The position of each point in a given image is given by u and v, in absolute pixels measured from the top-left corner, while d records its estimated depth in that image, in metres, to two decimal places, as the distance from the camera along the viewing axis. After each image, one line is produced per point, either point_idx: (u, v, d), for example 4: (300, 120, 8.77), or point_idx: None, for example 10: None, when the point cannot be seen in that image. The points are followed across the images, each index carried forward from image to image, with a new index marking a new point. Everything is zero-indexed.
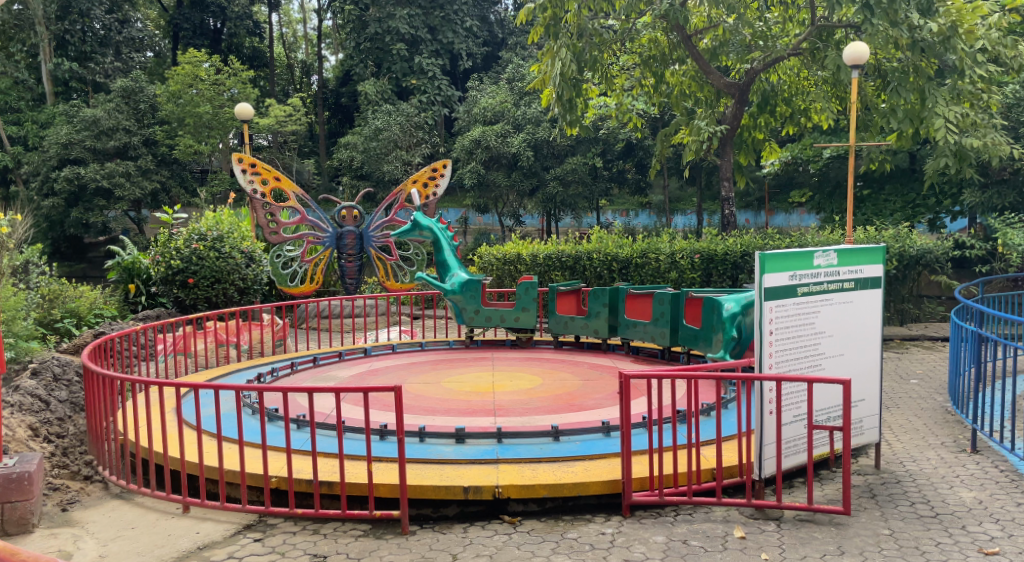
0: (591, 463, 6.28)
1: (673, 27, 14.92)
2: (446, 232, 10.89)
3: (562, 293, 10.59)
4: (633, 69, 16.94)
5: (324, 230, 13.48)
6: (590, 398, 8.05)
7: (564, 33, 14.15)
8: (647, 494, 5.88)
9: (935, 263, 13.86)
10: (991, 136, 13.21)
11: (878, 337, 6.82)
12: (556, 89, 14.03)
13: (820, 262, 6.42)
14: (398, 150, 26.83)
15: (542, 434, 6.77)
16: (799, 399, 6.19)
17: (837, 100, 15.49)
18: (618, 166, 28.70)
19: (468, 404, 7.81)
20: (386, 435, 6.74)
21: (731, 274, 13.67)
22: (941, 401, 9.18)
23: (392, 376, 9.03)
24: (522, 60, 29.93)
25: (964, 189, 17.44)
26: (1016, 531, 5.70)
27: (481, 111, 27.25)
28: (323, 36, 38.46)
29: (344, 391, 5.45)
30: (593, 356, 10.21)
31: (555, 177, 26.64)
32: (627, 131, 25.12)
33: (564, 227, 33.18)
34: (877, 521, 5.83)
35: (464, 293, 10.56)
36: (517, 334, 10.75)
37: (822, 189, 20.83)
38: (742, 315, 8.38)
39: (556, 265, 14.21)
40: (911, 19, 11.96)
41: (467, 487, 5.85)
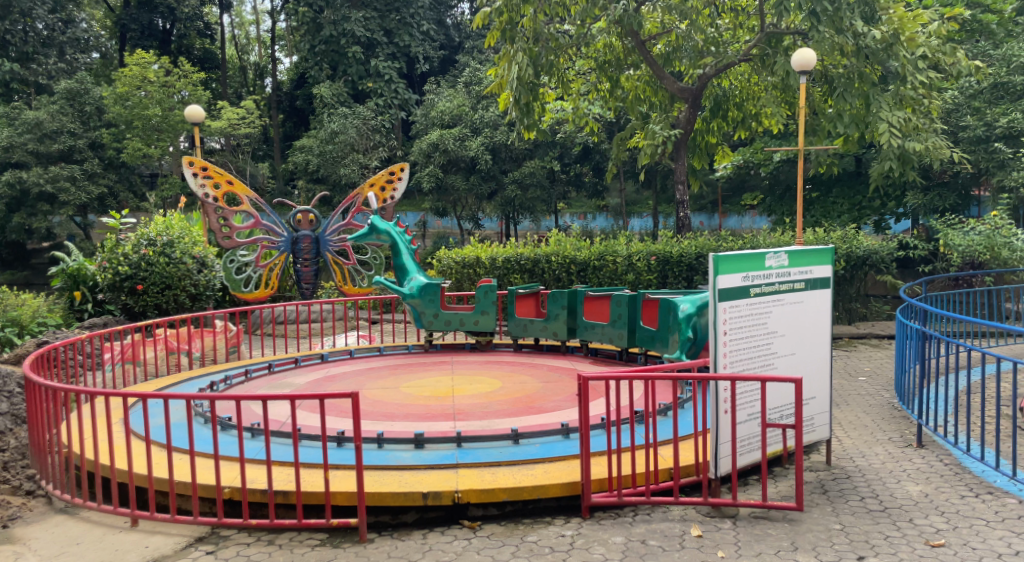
0: (551, 466, 6.36)
1: (628, 33, 15.09)
2: (403, 237, 10.88)
3: (521, 296, 10.63)
4: (588, 74, 17.12)
5: (279, 234, 13.39)
6: (549, 400, 8.13)
7: (520, 38, 14.29)
8: (605, 496, 5.98)
9: (880, 264, 14.20)
10: (933, 140, 13.56)
11: (828, 336, 7.01)
12: (513, 94, 14.22)
13: (772, 264, 6.58)
14: (354, 153, 26.68)
15: (502, 437, 6.84)
16: (753, 398, 6.34)
17: (786, 106, 15.81)
18: (575, 169, 29.00)
19: (427, 409, 7.83)
20: (343, 442, 6.75)
21: (687, 276, 14.10)
22: (889, 397, 9.43)
23: (349, 382, 9.02)
24: (478, 64, 30.16)
25: (906, 192, 18.05)
26: (961, 523, 5.90)
27: (439, 114, 27.14)
28: (277, 38, 38.13)
29: (299, 398, 5.41)
30: (552, 359, 10.29)
31: (513, 180, 26.76)
32: (583, 135, 25.46)
33: (522, 230, 33.45)
34: (828, 516, 6.01)
35: (423, 297, 10.53)
36: (477, 338, 10.79)
37: (773, 193, 21.27)
38: (697, 316, 8.50)
39: (514, 269, 14.21)
40: (855, 27, 12.32)
41: (427, 492, 5.88)
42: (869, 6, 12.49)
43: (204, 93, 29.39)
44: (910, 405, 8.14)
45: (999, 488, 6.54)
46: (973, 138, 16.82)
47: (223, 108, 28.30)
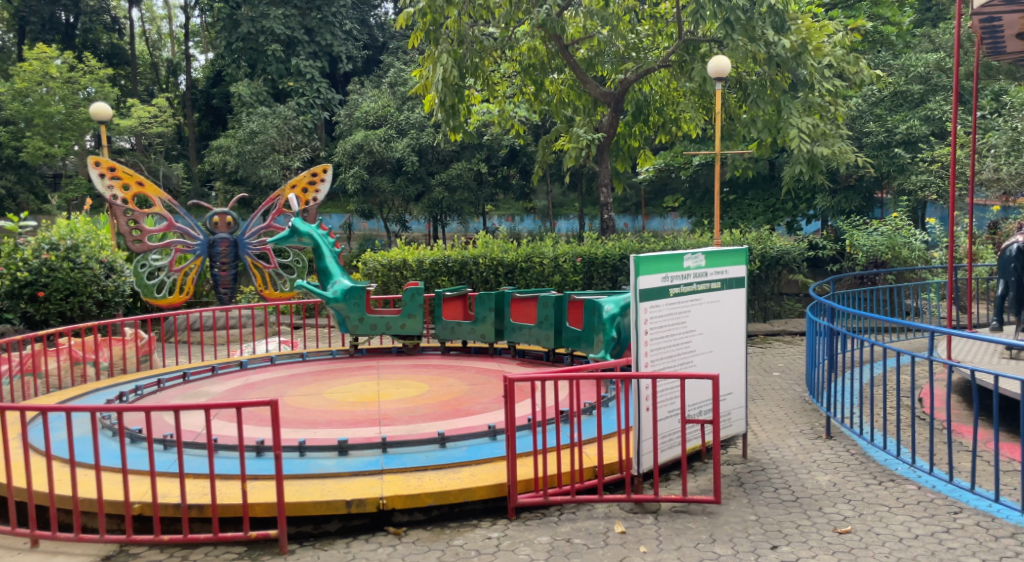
0: (478, 468, 6.45)
1: (550, 37, 15.26)
2: (326, 239, 10.80)
3: (449, 298, 10.66)
4: (513, 76, 17.19)
5: (195, 237, 12.98)
6: (476, 403, 8.21)
7: (444, 40, 14.31)
8: (531, 496, 6.10)
9: (793, 263, 14.78)
10: (839, 145, 14.17)
11: (744, 333, 7.30)
12: (438, 96, 14.28)
13: (690, 264, 6.80)
14: (275, 154, 26.18)
15: (428, 441, 6.87)
16: (673, 396, 6.56)
17: (704, 110, 16.27)
18: (502, 172, 29.21)
19: (352, 415, 7.82)
20: (262, 452, 6.71)
21: (611, 277, 14.44)
22: (800, 391, 9.84)
23: (269, 389, 8.93)
24: (403, 65, 30.07)
25: (816, 194, 18.86)
26: (866, 510, 6.23)
27: (363, 115, 26.89)
28: (191, 35, 37.10)
29: (215, 407, 5.36)
30: (481, 361, 10.38)
31: (440, 182, 26.75)
32: (510, 137, 25.70)
33: (449, 233, 33.56)
34: (744, 508, 6.26)
35: (347, 301, 10.46)
36: (404, 342, 10.80)
37: (693, 195, 21.84)
38: (620, 316, 8.76)
39: (442, 271, 14.08)
40: (766, 36, 12.79)
41: (350, 500, 5.90)
42: (779, 16, 12.96)
43: (111, 90, 28.38)
44: (820, 399, 8.51)
45: (900, 475, 6.92)
46: (875, 143, 17.73)
47: (134, 106, 27.32)
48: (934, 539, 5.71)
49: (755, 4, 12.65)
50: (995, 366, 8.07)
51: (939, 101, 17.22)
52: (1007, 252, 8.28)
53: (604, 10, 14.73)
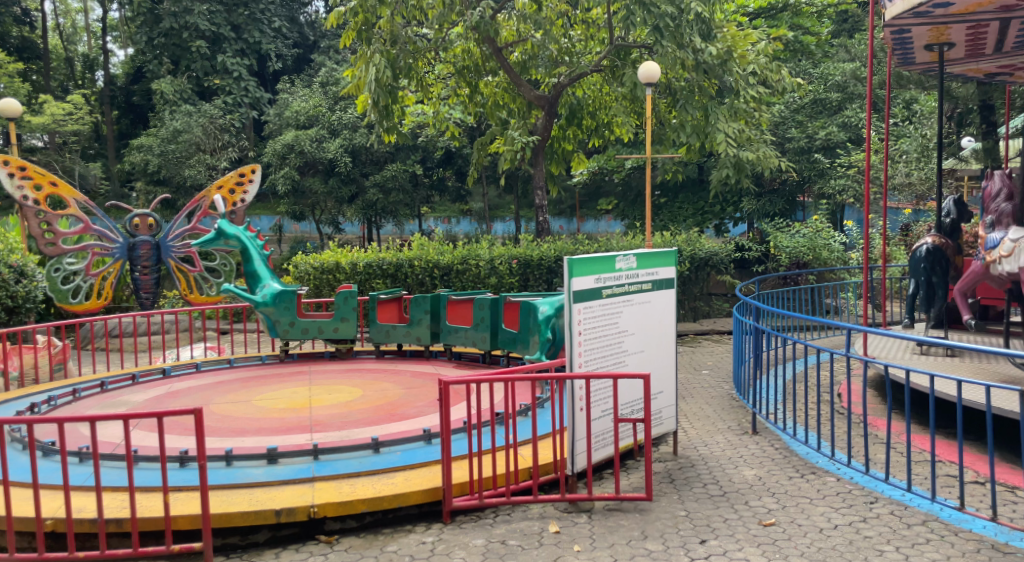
0: (412, 473, 6.48)
1: (485, 40, 15.31)
2: (254, 241, 10.66)
3: (383, 302, 10.61)
4: (448, 78, 17.23)
5: (113, 240, 12.66)
6: (412, 406, 8.24)
7: (377, 40, 14.27)
8: (466, 499, 6.17)
9: (721, 265, 15.21)
10: (763, 150, 14.67)
11: (674, 333, 7.50)
12: (371, 96, 14.01)
13: (621, 265, 6.97)
14: (200, 153, 25.60)
15: (361, 447, 6.88)
16: (605, 396, 6.71)
17: (635, 115, 16.62)
18: (437, 173, 29.22)
19: (282, 422, 7.77)
20: (186, 462, 6.61)
21: (547, 278, 14.59)
22: (728, 389, 10.14)
23: (194, 397, 8.78)
24: (335, 64, 29.89)
25: (742, 198, 19.44)
26: (789, 502, 6.47)
27: (294, 115, 26.56)
28: (109, 29, 35.97)
29: (133, 418, 5.27)
30: (416, 364, 10.38)
31: (374, 184, 26.58)
32: (445, 139, 25.75)
33: (385, 235, 33.40)
34: (675, 504, 6.45)
35: (277, 305, 10.36)
36: (337, 346, 10.74)
37: (625, 198, 22.21)
38: (555, 317, 8.91)
39: (377, 273, 13.94)
40: (694, 43, 13.09)
41: (280, 509, 5.87)
42: (706, 24, 13.28)
43: (22, 87, 27.36)
44: (746, 395, 8.78)
45: (822, 467, 7.20)
46: (797, 148, 18.35)
47: (47, 103, 26.31)
48: (852, 529, 5.97)
49: (683, 11, 12.95)
50: (907, 361, 8.48)
51: (855, 108, 18.05)
52: (917, 253, 8.70)
53: (537, 13, 14.95)
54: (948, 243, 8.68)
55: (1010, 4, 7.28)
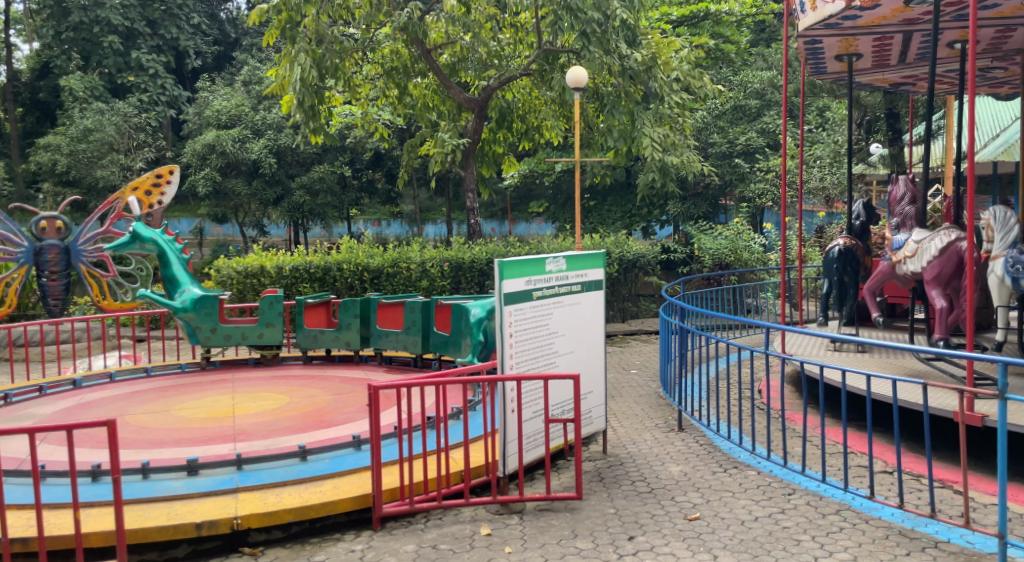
0: (341, 480, 6.48)
1: (413, 41, 15.23)
2: (172, 245, 10.38)
3: (310, 306, 10.48)
4: (375, 78, 17.03)
5: (18, 244, 12.39)
6: (340, 413, 8.22)
7: (302, 38, 13.85)
8: (397, 505, 6.20)
9: (648, 266, 15.56)
10: (686, 155, 15.08)
11: (602, 334, 7.67)
12: (297, 96, 13.79)
13: (551, 268, 7.10)
14: (113, 153, 24.67)
15: (288, 456, 6.84)
16: (537, 397, 6.82)
17: (564, 119, 16.86)
18: (367, 175, 29.12)
19: (204, 432, 7.66)
20: (98, 476, 6.48)
21: (479, 281, 14.66)
22: (655, 387, 10.39)
23: (109, 408, 8.57)
24: (258, 63, 29.48)
25: (668, 201, 19.95)
26: (713, 496, 6.69)
27: (214, 113, 25.84)
28: (14, 22, 34.48)
29: (41, 432, 5.13)
30: (345, 369, 10.31)
31: (301, 185, 26.15)
32: (374, 140, 25.59)
33: (312, 238, 33.05)
34: (604, 502, 6.61)
35: (197, 311, 10.15)
36: (262, 353, 10.59)
37: (556, 201, 22.50)
38: (487, 320, 8.93)
39: (304, 277, 13.74)
40: (620, 49, 13.40)
41: (200, 522, 5.80)
42: (631, 31, 13.58)
43: None
44: (673, 394, 9.00)
45: (743, 462, 7.46)
46: (719, 153, 18.96)
47: None
48: (771, 520, 6.21)
49: (609, 18, 13.15)
50: (824, 359, 8.83)
51: (772, 115, 18.83)
52: (831, 254, 9.08)
53: (466, 16, 15.03)
54: (858, 245, 9.10)
55: (913, 18, 7.67)
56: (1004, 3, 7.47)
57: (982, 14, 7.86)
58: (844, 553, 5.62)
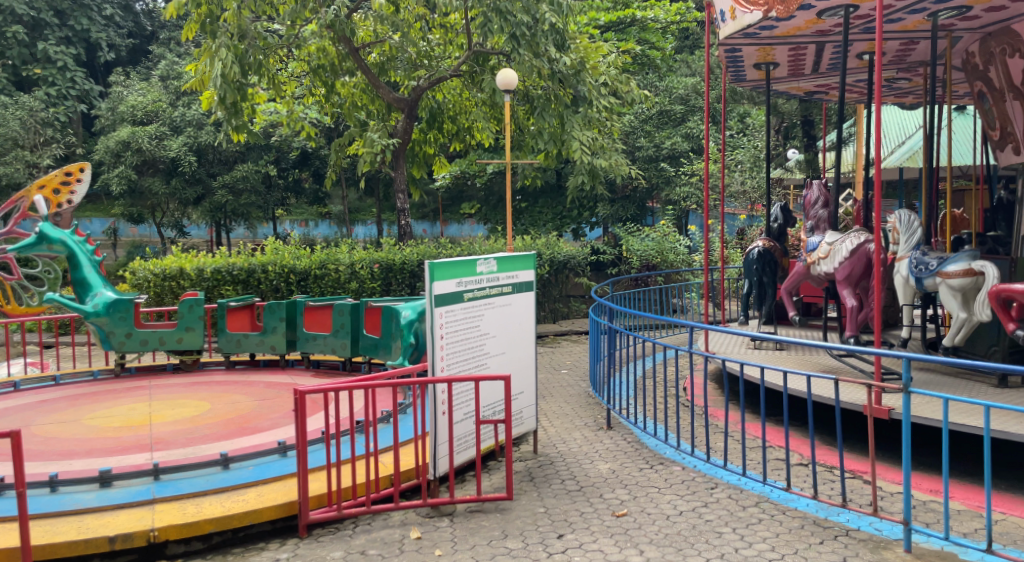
0: (264, 488, 6.43)
1: (340, 38, 14.88)
2: (83, 246, 10.08)
3: (233, 309, 10.32)
4: (301, 77, 16.98)
5: None
6: (265, 419, 8.14)
7: (223, 33, 13.41)
8: (324, 512, 6.17)
9: (578, 268, 15.78)
10: (615, 158, 15.35)
11: (532, 334, 7.77)
12: (218, 92, 13.15)
13: (482, 269, 7.17)
14: (19, 149, 23.51)
15: (209, 464, 6.74)
16: (468, 398, 6.88)
17: (495, 121, 16.98)
18: (293, 175, 28.80)
19: (117, 441, 7.49)
20: (3, 491, 6.28)
21: (409, 282, 14.62)
22: (585, 387, 10.56)
23: (15, 419, 8.29)
24: (176, 58, 28.82)
25: (597, 204, 20.36)
26: (639, 492, 6.87)
27: (129, 109, 25.51)
28: None
29: None
30: (270, 373, 10.17)
31: (223, 185, 25.47)
32: (300, 138, 25.28)
33: (235, 238, 32.52)
34: (534, 501, 6.71)
35: (111, 315, 9.91)
36: (181, 358, 10.39)
37: (487, 202, 22.66)
38: (417, 322, 8.90)
39: (226, 280, 13.53)
40: (549, 53, 13.50)
41: (115, 536, 5.69)
42: (560, 35, 13.68)
43: None
44: (601, 393, 9.17)
45: (669, 458, 7.67)
46: (646, 157, 19.46)
47: None
48: (695, 514, 6.41)
49: (538, 22, 13.35)
50: (745, 356, 9.12)
51: (696, 120, 19.32)
52: (751, 255, 9.33)
53: (395, 15, 14.96)
54: (776, 247, 9.45)
55: (825, 29, 8.02)
56: (908, 17, 7.88)
57: (888, 27, 8.27)
58: (763, 544, 5.84)
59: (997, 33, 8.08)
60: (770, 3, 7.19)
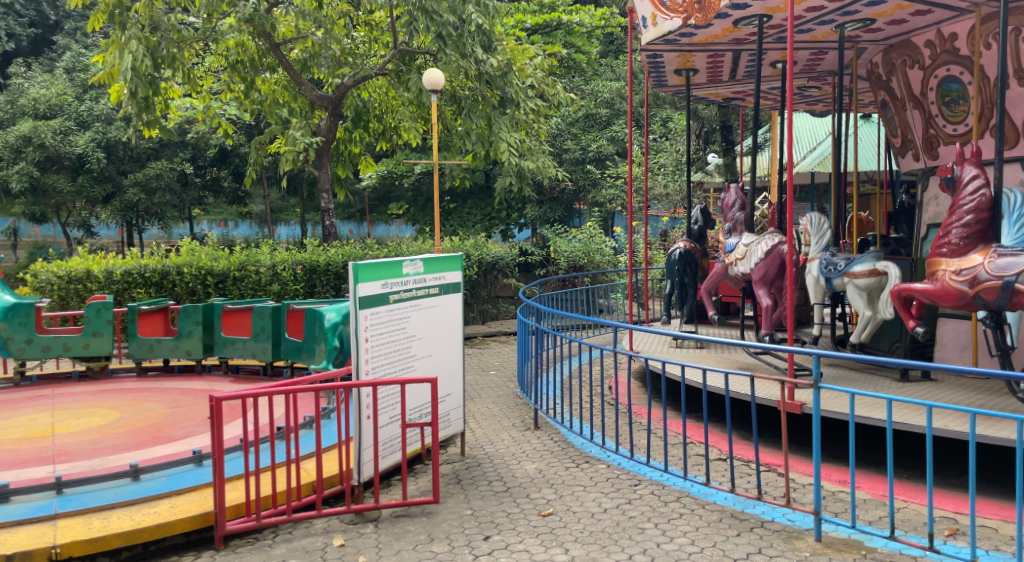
0: (178, 499, 6.30)
1: (260, 34, 14.70)
2: None
3: (145, 313, 10.07)
4: (219, 72, 16.92)
5: None
6: (179, 427, 7.98)
7: (133, 24, 12.94)
8: (242, 522, 6.08)
9: (506, 269, 15.88)
10: (542, 160, 15.52)
11: (459, 335, 7.82)
12: (127, 85, 12.68)
13: (408, 271, 7.17)
14: None
15: (119, 476, 6.57)
16: (393, 402, 6.87)
17: (422, 121, 16.98)
18: (210, 173, 28.20)
19: (18, 454, 7.23)
20: None
21: (335, 284, 14.48)
22: (513, 388, 10.65)
23: None
24: (84, 50, 27.83)
25: (526, 205, 20.59)
26: (566, 491, 6.98)
27: (31, 102, 24.35)
28: None
29: None
30: (185, 379, 9.94)
31: (134, 183, 24.70)
32: (217, 135, 24.74)
33: (148, 239, 31.68)
34: (461, 504, 6.76)
35: (10, 321, 9.60)
36: (88, 365, 10.06)
37: (415, 203, 22.66)
38: (342, 325, 8.87)
39: (138, 282, 13.17)
40: (476, 54, 13.53)
41: (13, 554, 5.52)
42: (486, 36, 13.77)
43: None
44: (528, 393, 9.27)
45: (594, 456, 7.81)
46: (573, 159, 19.82)
47: None
48: (618, 510, 6.55)
49: (464, 22, 13.40)
50: (666, 355, 9.34)
51: (621, 124, 19.76)
52: (672, 256, 9.62)
53: (317, 11, 14.79)
54: (696, 248, 9.72)
55: (741, 38, 8.28)
56: (818, 28, 8.22)
57: (799, 37, 8.62)
58: (683, 538, 6.02)
59: (898, 45, 8.49)
60: (689, 11, 7.45)
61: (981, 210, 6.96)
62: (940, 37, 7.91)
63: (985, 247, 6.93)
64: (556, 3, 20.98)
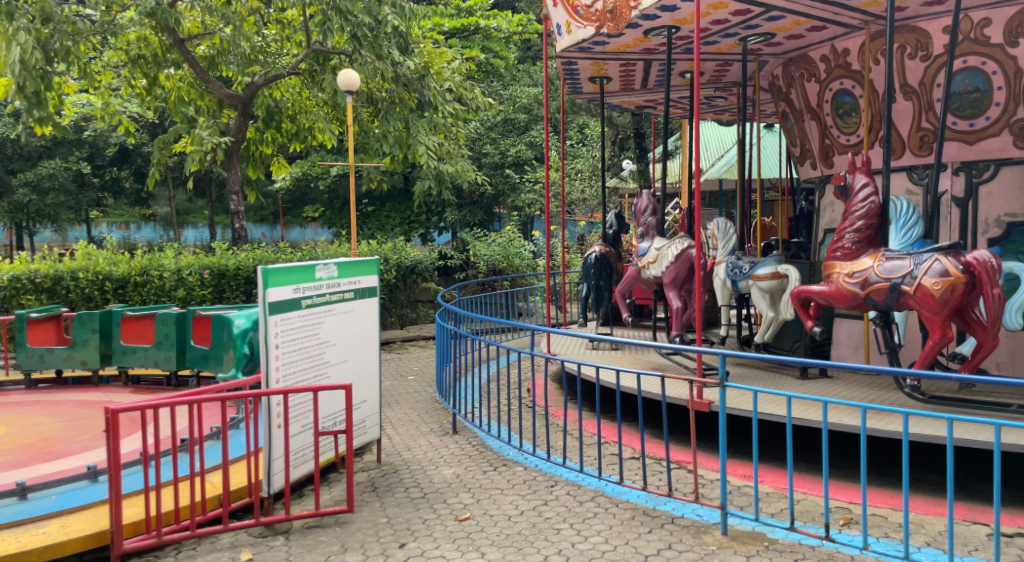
0: (70, 518, 6.07)
1: (163, 28, 14.19)
2: None
3: (34, 322, 9.83)
4: (119, 67, 16.00)
5: None
6: (72, 442, 7.70)
7: (22, 15, 12.30)
8: (141, 539, 5.91)
9: (425, 273, 15.87)
10: (461, 164, 15.55)
11: (375, 340, 7.79)
12: (15, 79, 12.16)
13: (321, 275, 7.12)
14: None
15: (5, 495, 6.29)
16: (306, 410, 6.79)
17: (337, 122, 16.84)
18: (110, 173, 27.21)
19: None
20: None
21: (245, 289, 14.07)
22: (431, 393, 10.65)
23: None
24: None
25: (445, 209, 20.64)
26: (482, 495, 7.03)
27: None
28: None
29: None
30: (80, 390, 9.61)
31: (26, 183, 23.61)
32: (116, 134, 23.89)
33: (43, 242, 30.33)
34: (376, 512, 6.73)
35: None
36: None
37: (332, 206, 22.45)
38: (251, 331, 8.62)
39: (26, 289, 12.71)
40: (392, 56, 13.54)
41: None
42: (402, 38, 13.76)
43: None
44: (447, 397, 9.28)
45: (511, 459, 7.87)
46: (492, 164, 20.00)
47: None
48: (535, 512, 6.63)
49: (380, 24, 13.41)
50: (582, 357, 9.55)
51: (538, 129, 20.08)
52: (588, 260, 9.82)
53: (225, 8, 14.48)
54: (611, 252, 9.92)
55: (651, 48, 8.50)
56: (723, 40, 8.52)
57: (706, 49, 8.89)
58: (597, 537, 6.13)
59: (796, 59, 8.83)
60: (601, 20, 7.59)
61: (871, 216, 7.34)
62: (834, 52, 8.30)
63: (874, 251, 7.31)
64: (473, 7, 21.02)
